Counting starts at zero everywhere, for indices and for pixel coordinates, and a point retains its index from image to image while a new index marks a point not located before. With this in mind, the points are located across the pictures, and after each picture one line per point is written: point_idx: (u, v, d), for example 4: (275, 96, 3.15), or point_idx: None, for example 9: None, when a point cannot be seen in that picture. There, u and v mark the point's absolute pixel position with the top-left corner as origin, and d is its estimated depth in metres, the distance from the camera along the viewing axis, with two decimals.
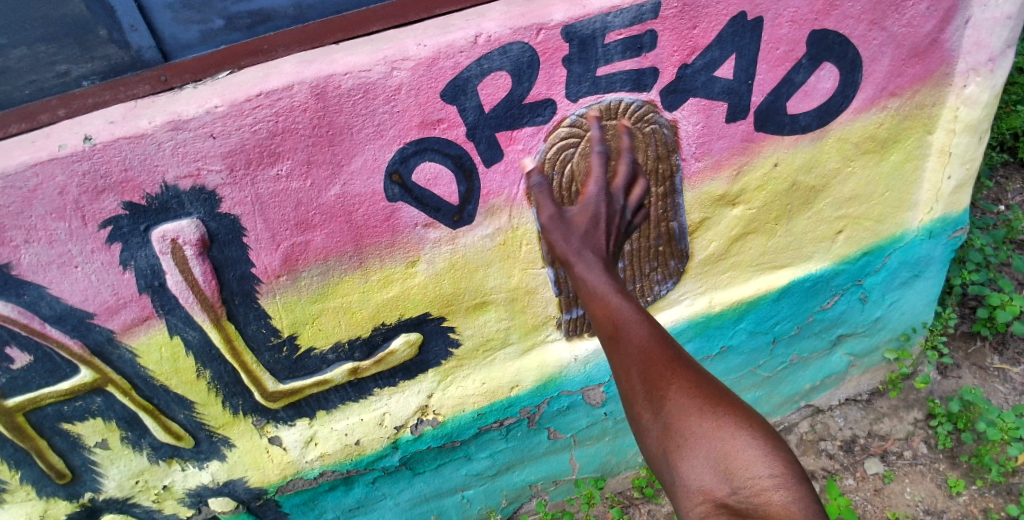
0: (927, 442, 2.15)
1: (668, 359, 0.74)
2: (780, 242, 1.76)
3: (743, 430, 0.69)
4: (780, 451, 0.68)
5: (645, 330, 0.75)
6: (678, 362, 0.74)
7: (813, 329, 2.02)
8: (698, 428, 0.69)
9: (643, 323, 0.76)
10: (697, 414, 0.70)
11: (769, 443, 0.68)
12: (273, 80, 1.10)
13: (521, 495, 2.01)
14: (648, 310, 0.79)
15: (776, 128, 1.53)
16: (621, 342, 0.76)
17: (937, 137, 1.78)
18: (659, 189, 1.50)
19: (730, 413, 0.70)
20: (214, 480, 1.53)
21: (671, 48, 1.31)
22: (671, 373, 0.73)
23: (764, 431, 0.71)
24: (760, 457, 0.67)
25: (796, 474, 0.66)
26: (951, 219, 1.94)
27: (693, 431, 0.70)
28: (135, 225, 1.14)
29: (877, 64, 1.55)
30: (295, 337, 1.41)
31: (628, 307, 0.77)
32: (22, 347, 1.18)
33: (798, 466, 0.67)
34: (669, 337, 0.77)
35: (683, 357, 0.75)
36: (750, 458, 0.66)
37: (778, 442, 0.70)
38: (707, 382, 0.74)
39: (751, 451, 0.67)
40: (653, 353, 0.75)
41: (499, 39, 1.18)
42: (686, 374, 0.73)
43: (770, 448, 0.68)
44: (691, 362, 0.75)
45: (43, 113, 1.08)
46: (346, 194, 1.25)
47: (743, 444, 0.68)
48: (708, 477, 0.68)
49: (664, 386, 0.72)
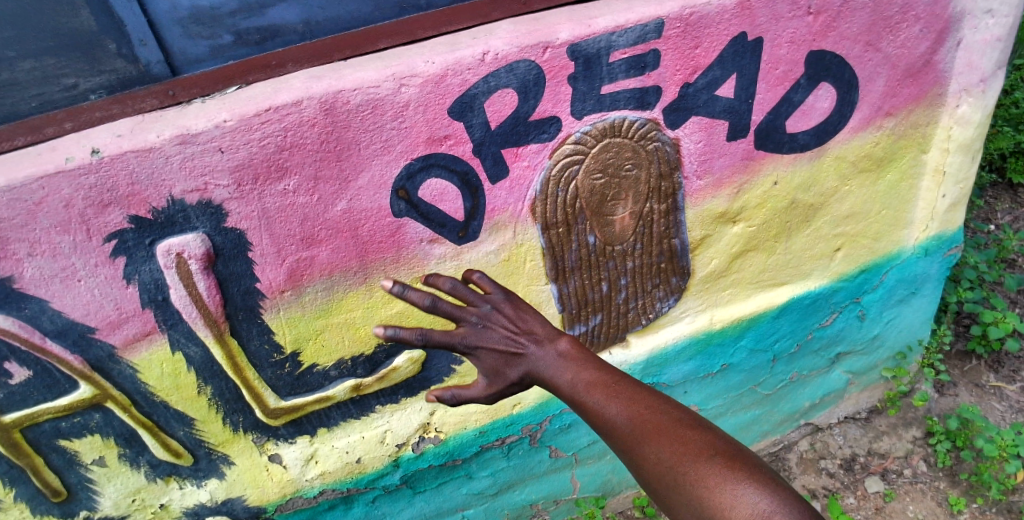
0: (927, 460, 2.14)
1: (640, 429, 0.79)
2: (780, 259, 1.78)
3: (722, 478, 0.72)
4: (764, 488, 0.70)
5: (610, 407, 0.83)
6: (651, 428, 0.79)
7: (812, 347, 2.03)
8: (681, 488, 0.74)
9: (607, 400, 0.83)
10: (676, 473, 0.75)
11: (751, 483, 0.70)
12: (283, 96, 1.11)
13: (522, 515, 1.99)
14: (614, 381, 0.86)
15: (775, 146, 1.56)
16: (600, 422, 0.84)
17: (931, 157, 1.82)
18: (661, 207, 1.51)
19: (709, 461, 0.74)
20: (212, 498, 1.51)
21: (674, 68, 1.34)
22: (646, 441, 0.78)
23: (750, 469, 0.72)
24: (742, 501, 0.69)
25: (781, 507, 0.67)
26: (946, 238, 1.97)
27: (679, 492, 0.74)
28: (140, 238, 1.13)
29: (873, 84, 1.58)
30: (298, 353, 1.40)
31: (589, 387, 0.86)
32: (21, 362, 1.16)
33: (785, 499, 0.68)
34: (640, 403, 0.82)
35: (659, 420, 0.80)
36: (731, 506, 0.69)
37: (764, 478, 0.71)
38: (685, 436, 0.77)
39: (732, 497, 0.70)
40: (625, 426, 0.81)
41: (506, 56, 1.20)
42: (660, 437, 0.78)
43: (753, 489, 0.70)
44: (668, 421, 0.80)
45: (49, 126, 1.08)
46: (352, 209, 1.26)
47: (724, 491, 0.70)
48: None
49: (644, 458, 0.78)
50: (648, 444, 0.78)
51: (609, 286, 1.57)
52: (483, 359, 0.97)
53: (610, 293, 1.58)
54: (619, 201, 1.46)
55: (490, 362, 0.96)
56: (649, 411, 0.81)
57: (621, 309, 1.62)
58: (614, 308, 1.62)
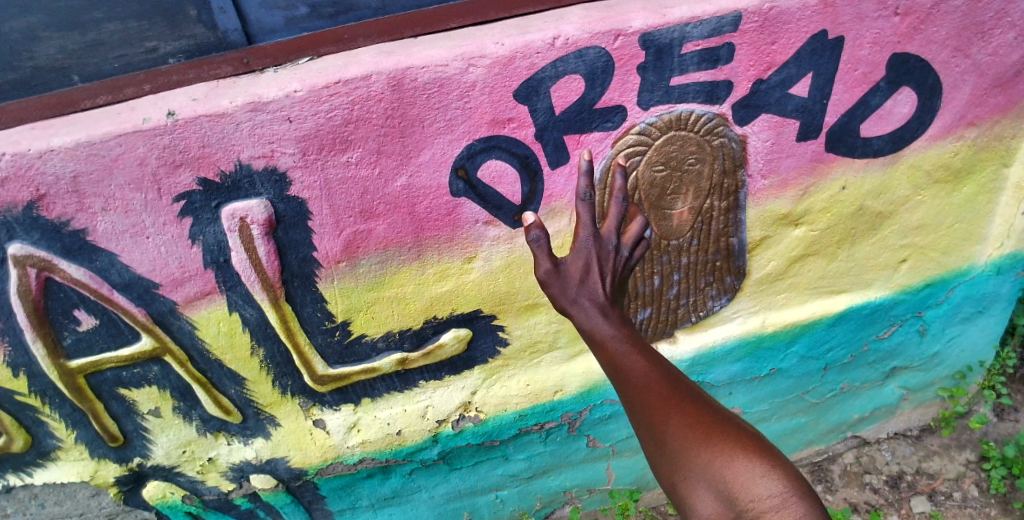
0: (979, 486, 2.05)
1: (662, 392, 0.72)
2: (841, 267, 1.71)
3: (740, 454, 0.69)
4: (781, 470, 0.68)
5: (641, 364, 0.74)
6: (672, 393, 0.73)
7: (867, 359, 1.96)
8: (701, 460, 0.69)
9: (632, 357, 0.74)
10: (694, 443, 0.70)
11: (768, 464, 0.68)
12: (352, 70, 1.12)
13: (555, 500, 2.00)
14: (642, 339, 0.77)
15: (848, 150, 1.49)
16: (619, 377, 0.75)
17: (1014, 172, 1.71)
18: (722, 204, 1.47)
19: (726, 434, 0.71)
20: (257, 457, 1.56)
21: (748, 63, 1.29)
22: (665, 406, 0.72)
23: (765, 449, 0.71)
24: (759, 479, 0.67)
25: (797, 488, 0.67)
26: (1022, 257, 1.87)
27: (695, 462, 0.70)
28: (207, 201, 1.17)
29: (958, 92, 1.50)
30: (348, 323, 1.43)
31: (621, 341, 0.75)
32: (89, 311, 1.22)
33: (799, 483, 0.67)
34: (663, 364, 0.75)
35: (679, 385, 0.74)
36: (751, 480, 0.67)
37: (778, 459, 0.70)
38: (704, 407, 0.73)
39: (750, 473, 0.68)
40: (646, 385, 0.73)
41: (576, 42, 1.18)
42: (682, 405, 0.72)
43: (773, 469, 0.68)
44: (686, 388, 0.74)
45: (130, 87, 1.12)
46: (412, 185, 1.27)
47: (744, 468, 0.68)
48: (711, 503, 0.69)
49: (664, 423, 0.71)
50: (672, 409, 0.72)
51: (661, 281, 1.55)
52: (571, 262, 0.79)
53: (661, 288, 1.56)
54: (679, 196, 1.43)
55: (573, 266, 0.79)
56: (670, 374, 0.74)
57: (671, 305, 1.60)
58: (664, 303, 1.59)
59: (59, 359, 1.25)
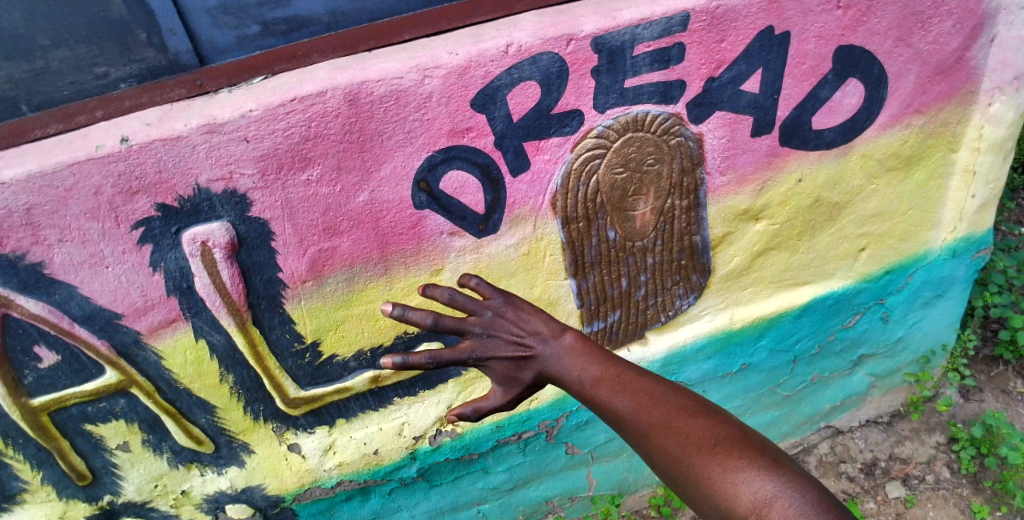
0: (950, 467, 2.10)
1: (648, 420, 0.79)
2: (803, 258, 1.76)
3: (729, 461, 0.71)
4: (766, 469, 0.69)
5: (620, 401, 0.81)
6: (657, 419, 0.78)
7: (834, 348, 2.01)
8: (691, 477, 0.73)
9: (612, 393, 0.82)
10: (684, 461, 0.74)
11: (754, 467, 0.69)
12: (308, 86, 1.12)
13: (537, 511, 1.98)
14: (622, 376, 0.83)
15: (801, 142, 1.54)
16: (611, 418, 0.83)
17: (961, 156, 1.78)
18: (683, 203, 1.50)
19: (712, 447, 0.73)
20: (232, 486, 1.52)
21: (698, 62, 1.32)
22: (654, 433, 0.78)
23: (752, 451, 0.72)
24: (742, 484, 0.68)
25: (782, 485, 0.66)
26: (975, 239, 1.93)
27: (691, 478, 0.74)
28: (167, 226, 1.15)
29: (902, 81, 1.56)
30: (318, 343, 1.42)
31: (595, 383, 0.83)
32: (50, 346, 1.19)
33: (786, 481, 0.67)
34: (644, 395, 0.81)
35: (664, 410, 0.79)
36: (732, 488, 0.69)
37: (767, 459, 0.70)
38: (690, 425, 0.76)
39: (735, 483, 0.69)
40: (634, 417, 0.80)
41: (530, 49, 1.20)
42: (667, 428, 0.77)
43: (753, 474, 0.69)
44: (671, 411, 0.78)
45: (82, 114, 1.10)
46: (374, 200, 1.26)
47: (727, 476, 0.70)
48: (718, 517, 0.72)
49: (655, 448, 0.77)
50: (657, 435, 0.77)
51: (629, 282, 1.57)
52: (494, 369, 0.89)
53: (629, 289, 1.57)
54: (640, 197, 1.45)
55: (501, 370, 0.89)
56: (654, 402, 0.80)
57: (640, 306, 1.62)
58: (633, 304, 1.61)
59: (21, 398, 1.22)
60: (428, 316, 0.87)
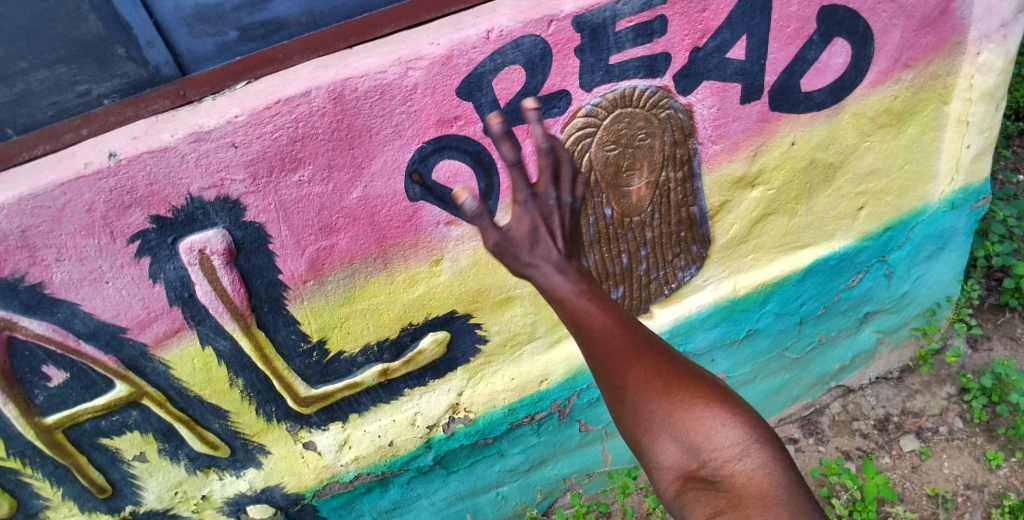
0: (963, 417, 2.12)
1: (624, 351, 0.66)
2: (802, 221, 1.75)
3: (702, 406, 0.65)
4: (736, 414, 0.65)
5: (602, 316, 0.66)
6: (635, 349, 0.67)
7: (840, 308, 2.01)
8: (660, 408, 0.66)
9: (594, 313, 0.66)
10: (654, 401, 0.66)
11: (728, 409, 0.66)
12: (291, 87, 1.11)
13: (555, 489, 2.01)
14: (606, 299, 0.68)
15: (791, 106, 1.52)
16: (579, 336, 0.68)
17: (954, 107, 1.76)
18: (677, 175, 1.50)
19: (685, 387, 0.66)
20: (251, 487, 1.55)
21: (682, 33, 1.31)
22: (625, 362, 0.66)
23: (724, 397, 0.67)
24: (715, 427, 0.64)
25: (752, 435, 0.64)
26: (973, 190, 1.92)
27: (659, 419, 0.65)
28: (163, 237, 1.16)
29: (889, 36, 1.54)
30: (324, 341, 1.43)
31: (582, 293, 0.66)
32: (58, 365, 1.20)
33: (757, 427, 0.65)
34: (626, 320, 0.68)
35: (640, 340, 0.67)
36: (706, 433, 0.64)
37: (735, 404, 0.67)
38: (665, 361, 0.68)
39: (712, 421, 0.64)
40: (610, 343, 0.66)
41: (511, 33, 1.19)
42: (644, 361, 0.66)
43: (729, 416, 0.65)
44: (650, 341, 0.68)
45: (68, 133, 1.10)
46: (368, 195, 1.26)
47: (700, 420, 0.64)
48: (675, 458, 0.65)
49: (625, 381, 0.66)
50: (632, 361, 0.66)
51: (629, 258, 1.57)
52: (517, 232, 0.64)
53: (630, 265, 1.58)
54: (634, 172, 1.45)
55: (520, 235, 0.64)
56: (633, 329, 0.68)
57: (642, 281, 1.62)
58: (636, 280, 1.61)
59: (35, 417, 1.23)
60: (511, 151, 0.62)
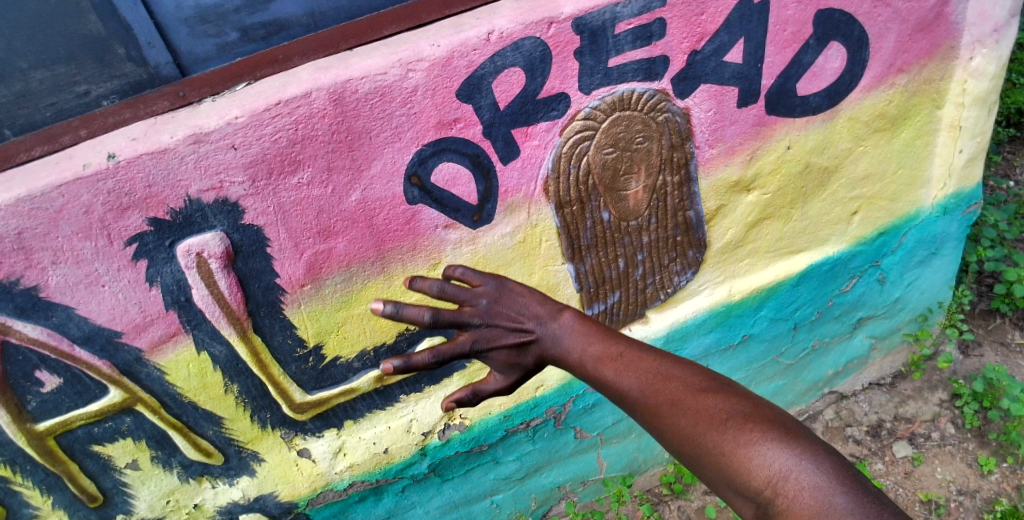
0: (954, 423, 2.13)
1: (655, 402, 0.80)
2: (797, 226, 1.77)
3: (743, 440, 0.71)
4: (784, 442, 0.69)
5: (629, 379, 0.83)
6: (667, 400, 0.79)
7: (834, 313, 2.02)
8: (706, 455, 0.74)
9: (619, 374, 0.83)
10: (699, 441, 0.75)
11: (770, 440, 0.70)
12: (292, 89, 1.11)
13: (550, 497, 1.99)
14: (624, 354, 0.85)
15: (788, 110, 1.54)
16: (620, 397, 0.84)
17: (946, 112, 1.79)
18: (674, 179, 1.50)
19: (725, 425, 0.74)
20: (244, 496, 1.53)
21: (680, 35, 1.32)
22: (664, 414, 0.79)
23: (767, 426, 0.72)
24: (756, 460, 0.69)
25: (797, 462, 0.67)
26: (964, 195, 1.95)
27: (709, 459, 0.74)
28: (160, 240, 1.15)
29: (884, 40, 1.56)
30: (321, 346, 1.41)
31: (598, 363, 0.85)
32: (52, 370, 1.18)
33: (799, 451, 0.68)
34: (656, 375, 0.82)
35: (673, 391, 0.80)
36: (750, 466, 0.69)
37: (783, 431, 0.71)
38: (700, 404, 0.77)
39: (750, 456, 0.70)
40: (642, 399, 0.81)
41: (511, 35, 1.20)
42: (676, 409, 0.78)
43: (768, 445, 0.70)
44: (684, 391, 0.79)
45: (66, 134, 1.09)
46: (367, 198, 1.26)
47: (743, 454, 0.70)
48: (736, 495, 0.72)
49: (668, 428, 0.79)
50: (666, 414, 0.79)
51: (626, 263, 1.57)
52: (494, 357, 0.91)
53: (627, 270, 1.58)
54: (632, 175, 1.45)
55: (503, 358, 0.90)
56: (664, 380, 0.81)
57: (639, 285, 1.62)
58: (632, 284, 1.61)
59: (26, 424, 1.21)
60: (425, 312, 0.86)
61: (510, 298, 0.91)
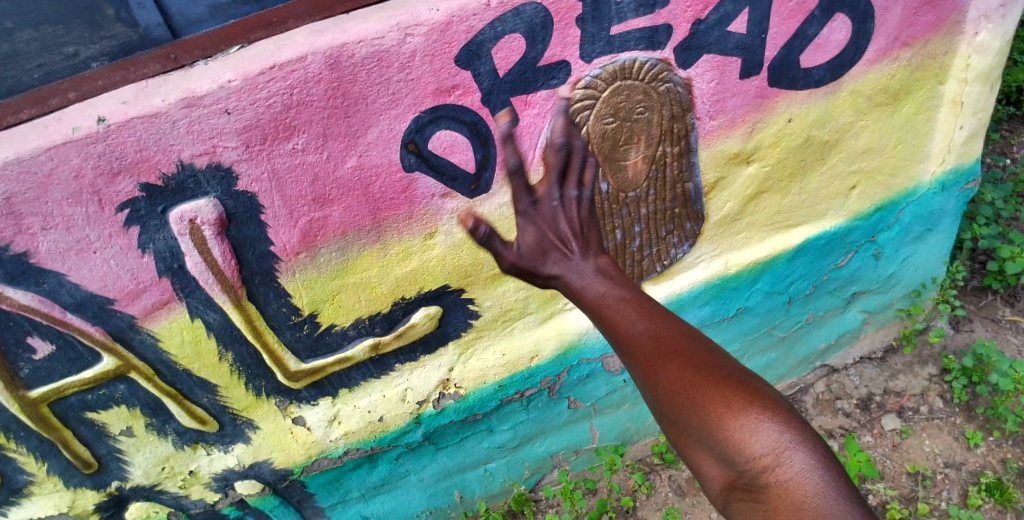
0: (943, 397, 2.16)
1: (660, 349, 0.73)
2: (794, 200, 1.76)
3: (748, 408, 0.68)
4: (785, 421, 0.67)
5: (637, 323, 0.75)
6: (672, 350, 0.73)
7: (829, 288, 2.03)
8: (701, 416, 0.69)
9: (634, 316, 0.75)
10: (694, 400, 0.70)
11: (773, 417, 0.67)
12: (286, 52, 1.08)
13: (543, 466, 2.02)
14: (643, 300, 0.77)
15: (790, 82, 1.52)
16: (615, 338, 0.76)
17: (948, 88, 1.77)
18: (674, 150, 1.49)
19: (728, 390, 0.69)
20: (239, 463, 1.53)
21: (684, 4, 1.30)
22: (661, 365, 0.72)
23: (771, 403, 0.69)
24: (760, 432, 0.66)
25: (801, 443, 0.65)
26: (963, 171, 1.94)
27: (701, 417, 0.69)
28: (152, 207, 1.13)
29: (889, 13, 1.54)
30: (316, 314, 1.41)
31: (614, 300, 0.76)
32: (44, 337, 1.18)
33: (799, 434, 0.66)
34: (664, 325, 0.75)
35: (681, 342, 0.74)
36: (754, 435, 0.66)
37: (785, 411, 0.69)
38: (705, 363, 0.72)
39: (751, 427, 0.67)
40: (645, 342, 0.74)
41: (512, 0, 1.17)
42: (682, 361, 0.72)
43: (772, 422, 0.67)
44: (694, 347, 0.74)
45: (54, 97, 1.06)
46: (362, 165, 1.24)
47: (743, 421, 0.67)
48: (716, 461, 0.69)
49: (664, 381, 0.72)
50: (669, 366, 0.72)
51: (624, 234, 1.56)
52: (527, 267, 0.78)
53: (624, 241, 1.57)
54: (631, 146, 1.44)
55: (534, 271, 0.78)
56: (673, 333, 0.74)
57: (635, 257, 1.62)
58: (629, 256, 1.61)
59: (19, 391, 1.21)
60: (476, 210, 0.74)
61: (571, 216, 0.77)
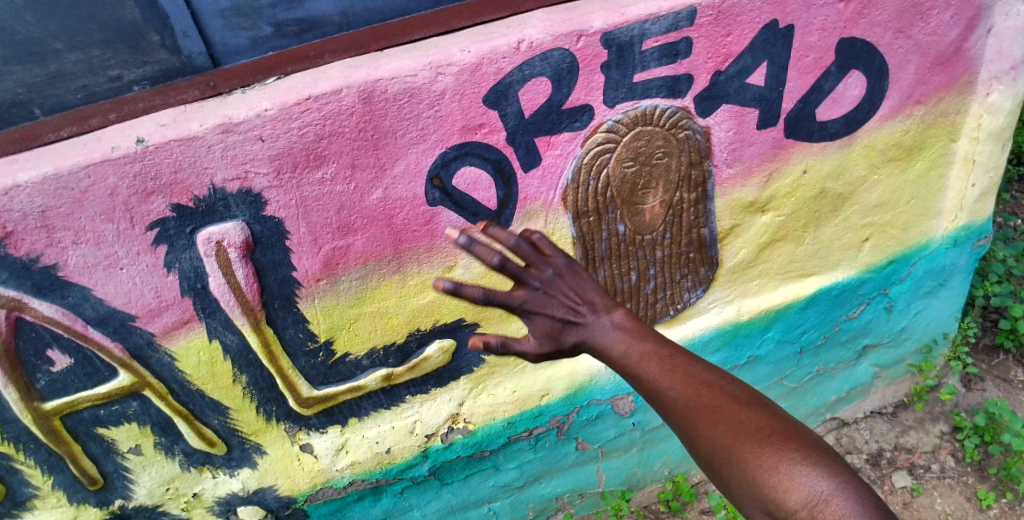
0: (955, 456, 2.13)
1: (691, 404, 0.73)
2: (808, 250, 1.78)
3: (781, 464, 0.66)
4: (824, 470, 0.65)
5: (667, 379, 0.76)
6: (703, 404, 0.73)
7: (840, 339, 2.03)
8: (739, 469, 0.69)
9: (659, 373, 0.76)
10: (731, 454, 0.70)
11: (810, 463, 0.66)
12: (322, 85, 1.13)
13: (547, 508, 1.99)
14: (669, 353, 0.78)
15: (806, 134, 1.56)
16: (653, 397, 0.77)
17: (961, 146, 1.81)
18: (691, 196, 1.52)
19: (764, 443, 0.69)
20: (244, 488, 1.52)
21: (705, 55, 1.35)
22: (699, 418, 0.72)
23: (808, 449, 0.67)
24: (797, 484, 0.65)
25: (839, 491, 0.63)
26: (975, 228, 1.96)
27: (742, 474, 0.69)
28: (181, 227, 1.16)
29: (903, 72, 1.58)
30: (332, 341, 1.42)
31: (637, 357, 0.78)
32: (63, 350, 1.19)
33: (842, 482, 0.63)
34: (695, 377, 0.75)
35: (707, 393, 0.73)
36: (788, 489, 0.65)
37: (828, 457, 0.67)
38: (739, 416, 0.71)
39: (788, 478, 0.65)
40: (677, 401, 0.74)
41: (541, 45, 1.22)
42: (716, 418, 0.71)
43: (808, 471, 0.65)
44: (723, 398, 0.73)
45: (95, 116, 1.11)
46: (388, 197, 1.27)
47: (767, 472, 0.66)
48: (760, 511, 0.69)
49: (699, 436, 0.72)
50: (703, 422, 0.72)
51: (638, 276, 1.58)
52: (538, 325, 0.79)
53: (639, 283, 1.59)
54: (649, 190, 1.47)
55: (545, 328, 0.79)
56: (703, 386, 0.74)
57: (649, 299, 1.63)
58: (643, 298, 1.62)
59: (34, 402, 1.21)
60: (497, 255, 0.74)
61: (575, 279, 0.81)
